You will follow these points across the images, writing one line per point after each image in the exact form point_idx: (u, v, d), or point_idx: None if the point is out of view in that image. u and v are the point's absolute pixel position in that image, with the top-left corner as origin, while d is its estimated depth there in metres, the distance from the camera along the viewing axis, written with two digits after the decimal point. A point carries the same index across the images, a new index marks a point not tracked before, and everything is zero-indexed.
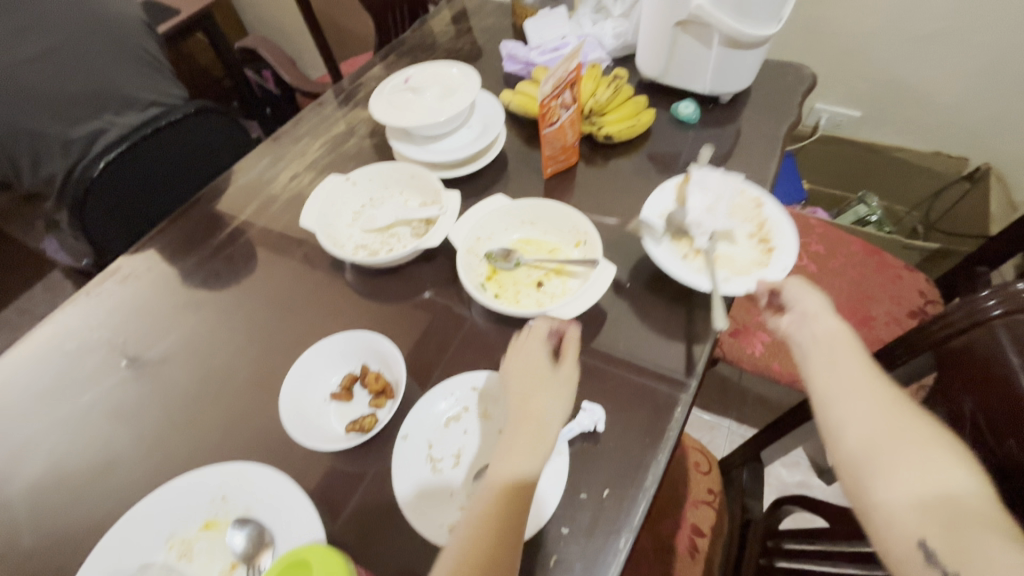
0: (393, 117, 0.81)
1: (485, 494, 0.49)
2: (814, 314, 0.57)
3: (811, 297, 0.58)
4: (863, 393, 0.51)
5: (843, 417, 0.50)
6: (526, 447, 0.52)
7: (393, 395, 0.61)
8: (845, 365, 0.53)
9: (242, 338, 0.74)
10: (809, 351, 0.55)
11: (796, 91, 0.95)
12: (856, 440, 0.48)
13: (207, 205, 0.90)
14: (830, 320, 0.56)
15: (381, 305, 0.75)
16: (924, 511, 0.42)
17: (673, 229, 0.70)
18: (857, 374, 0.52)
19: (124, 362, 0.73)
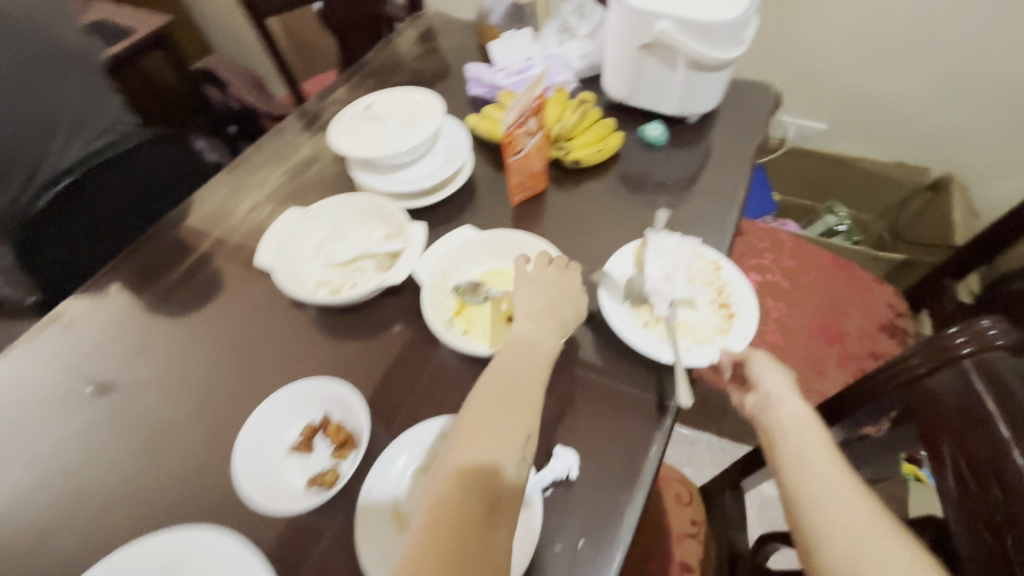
0: (354, 147, 0.78)
1: (459, 475, 0.48)
2: (778, 395, 0.58)
3: (776, 377, 0.59)
4: (842, 490, 0.47)
5: (820, 518, 0.46)
6: (510, 415, 0.53)
7: (356, 446, 0.59)
8: (819, 460, 0.50)
9: (197, 384, 0.70)
10: (779, 428, 0.55)
11: (762, 110, 0.95)
12: (837, 544, 0.44)
13: (161, 241, 0.85)
14: (798, 406, 0.56)
15: (345, 344, 0.71)
16: None
17: (633, 297, 0.68)
18: (833, 471, 0.49)
19: (90, 389, 0.71)
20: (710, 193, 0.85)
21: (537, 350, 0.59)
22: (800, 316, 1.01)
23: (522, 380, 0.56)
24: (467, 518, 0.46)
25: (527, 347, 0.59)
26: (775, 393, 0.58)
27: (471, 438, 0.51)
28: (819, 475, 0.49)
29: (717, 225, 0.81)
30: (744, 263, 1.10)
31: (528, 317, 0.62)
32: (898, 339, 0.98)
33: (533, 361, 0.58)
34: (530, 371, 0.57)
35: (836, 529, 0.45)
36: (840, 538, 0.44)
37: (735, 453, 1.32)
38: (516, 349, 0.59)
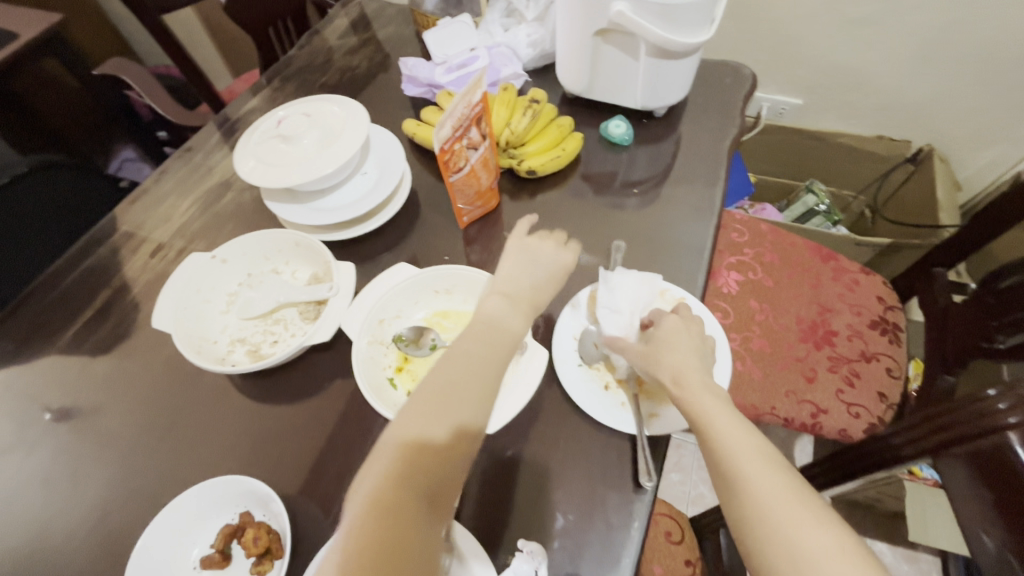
0: (263, 175, 0.65)
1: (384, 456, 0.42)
2: (686, 388, 0.49)
3: (673, 355, 0.52)
4: (803, 538, 0.40)
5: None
6: (472, 403, 0.46)
7: (281, 555, 0.49)
8: (762, 501, 0.42)
9: (91, 482, 0.58)
10: (712, 452, 0.46)
11: (737, 95, 0.85)
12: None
13: (43, 299, 0.72)
14: (698, 387, 0.49)
15: (267, 417, 0.60)
16: None
17: (591, 356, 0.60)
18: (794, 510, 0.41)
19: (48, 420, 0.63)
20: (685, 196, 0.75)
21: (502, 336, 0.51)
22: (786, 318, 0.94)
23: (468, 381, 0.47)
24: (396, 513, 0.40)
25: (499, 328, 0.51)
26: (701, 415, 0.47)
27: (416, 411, 0.45)
28: (768, 525, 0.41)
29: (695, 235, 0.70)
30: (723, 261, 1.02)
31: (501, 296, 0.54)
32: (890, 336, 0.92)
33: (498, 348, 0.50)
34: (475, 366, 0.48)
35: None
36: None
37: None
38: (481, 329, 0.51)
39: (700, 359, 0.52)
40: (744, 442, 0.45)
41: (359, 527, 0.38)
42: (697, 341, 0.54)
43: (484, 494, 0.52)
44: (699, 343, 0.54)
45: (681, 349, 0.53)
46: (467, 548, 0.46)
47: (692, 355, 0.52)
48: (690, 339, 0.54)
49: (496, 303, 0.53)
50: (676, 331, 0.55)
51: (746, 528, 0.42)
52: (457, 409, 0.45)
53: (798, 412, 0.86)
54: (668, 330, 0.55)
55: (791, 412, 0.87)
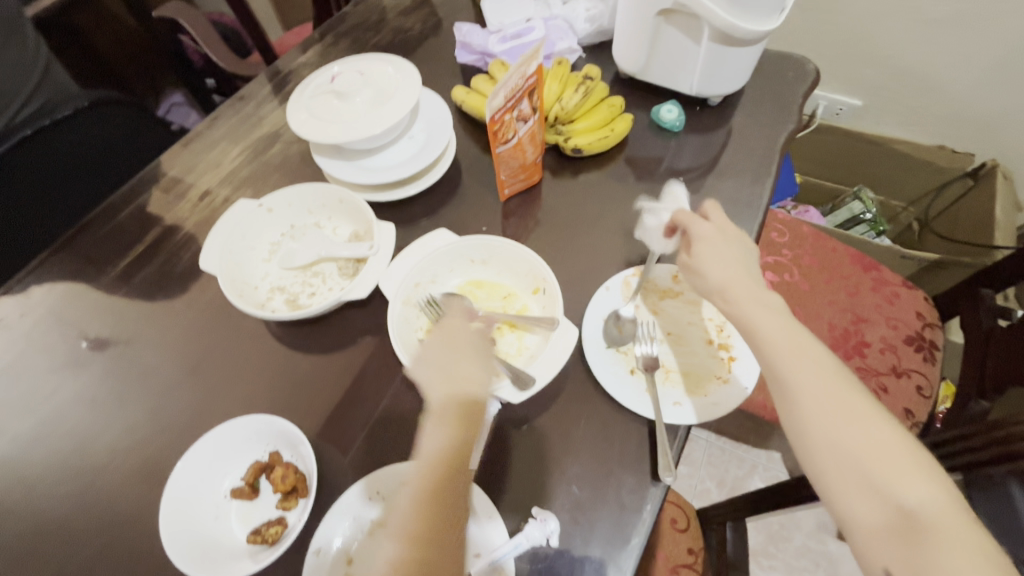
0: (314, 128, 0.66)
1: (436, 427, 0.49)
2: (740, 301, 0.51)
3: (722, 267, 0.53)
4: (866, 431, 0.43)
5: (831, 480, 0.43)
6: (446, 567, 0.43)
7: (306, 494, 0.51)
8: (822, 401, 0.45)
9: (134, 408, 0.62)
10: (771, 361, 0.48)
11: (798, 89, 0.82)
12: (871, 508, 0.41)
13: (98, 230, 0.75)
14: (754, 296, 0.52)
15: (299, 363, 0.62)
16: (860, 488, 0.42)
17: (620, 340, 0.60)
18: (857, 407, 0.45)
19: (96, 345, 0.67)
20: (731, 188, 0.73)
21: (460, 471, 0.47)
22: (819, 324, 0.92)
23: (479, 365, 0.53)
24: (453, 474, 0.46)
25: (456, 465, 0.47)
26: (763, 332, 0.49)
27: (458, 385, 0.51)
28: (830, 424, 0.44)
29: (737, 228, 0.69)
30: (760, 260, 1.00)
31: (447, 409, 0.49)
32: (925, 353, 0.89)
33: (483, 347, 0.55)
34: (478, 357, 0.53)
35: (851, 493, 0.42)
36: (870, 502, 0.41)
37: (733, 452, 1.26)
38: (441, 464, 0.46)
39: (743, 261, 0.54)
40: (811, 352, 0.48)
41: (428, 483, 0.46)
42: (741, 244, 0.56)
43: (500, 461, 0.53)
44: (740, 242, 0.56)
45: (731, 258, 0.54)
46: (478, 505, 0.49)
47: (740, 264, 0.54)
48: (734, 240, 0.56)
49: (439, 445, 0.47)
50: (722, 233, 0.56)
51: (803, 438, 0.45)
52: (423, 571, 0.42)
53: None
54: (710, 230, 0.56)
55: None
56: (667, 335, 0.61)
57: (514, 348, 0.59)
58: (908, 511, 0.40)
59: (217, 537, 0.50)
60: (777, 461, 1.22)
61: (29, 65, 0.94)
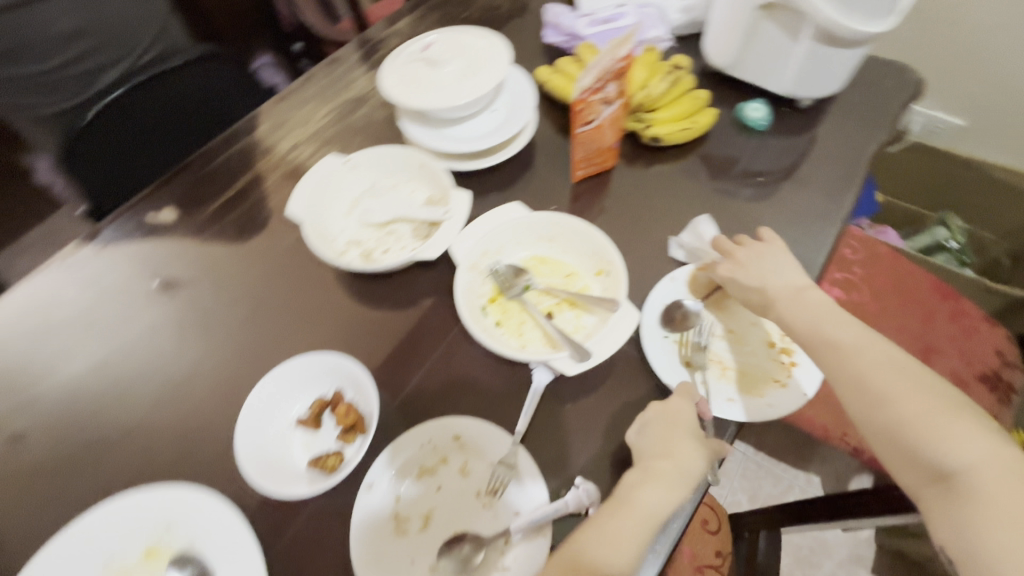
0: (405, 93, 0.69)
1: (641, 481, 0.49)
2: (783, 293, 0.57)
3: (770, 266, 0.59)
4: (902, 406, 0.48)
5: (881, 451, 0.49)
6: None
7: (364, 432, 0.54)
8: (858, 381, 0.50)
9: (218, 336, 0.67)
10: (817, 342, 0.53)
11: (897, 99, 0.78)
12: (911, 472, 0.46)
13: (197, 170, 0.80)
14: (798, 288, 0.57)
15: (366, 314, 0.66)
16: (901, 453, 0.47)
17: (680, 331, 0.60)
18: (895, 383, 0.49)
19: (193, 271, 0.72)
20: (810, 196, 0.71)
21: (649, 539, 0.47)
22: None
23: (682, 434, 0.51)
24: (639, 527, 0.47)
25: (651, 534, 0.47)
26: (803, 316, 0.55)
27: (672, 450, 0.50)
28: (867, 402, 0.50)
29: (813, 237, 0.67)
30: (828, 274, 0.96)
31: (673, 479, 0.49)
32: (999, 394, 0.84)
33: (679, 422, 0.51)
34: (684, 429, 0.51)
35: (896, 459, 0.47)
36: (910, 467, 0.46)
37: (770, 470, 1.22)
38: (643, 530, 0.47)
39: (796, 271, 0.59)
40: (852, 336, 0.53)
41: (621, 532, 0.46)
42: (781, 256, 0.60)
43: (548, 429, 0.55)
44: (785, 251, 0.60)
45: (783, 261, 0.59)
46: (524, 469, 0.51)
47: (785, 270, 0.59)
48: (777, 248, 0.61)
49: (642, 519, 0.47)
50: (759, 249, 0.61)
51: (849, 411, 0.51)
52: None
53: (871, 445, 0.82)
54: (749, 248, 0.61)
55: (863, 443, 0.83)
56: (726, 333, 0.61)
57: (571, 325, 0.60)
58: (944, 472, 0.44)
59: (280, 462, 0.54)
60: (816, 486, 1.19)
61: (149, 17, 1.00)
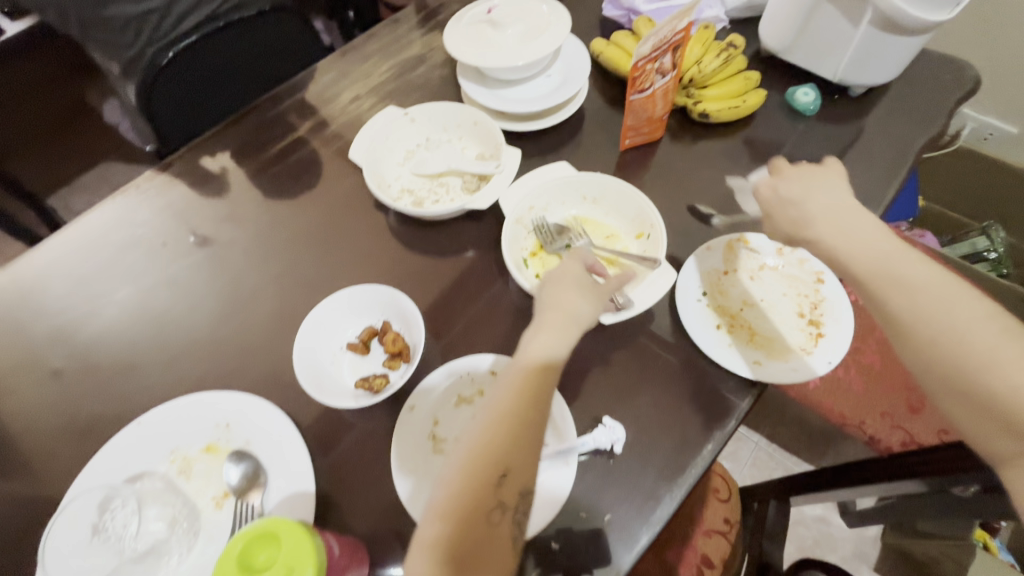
0: (469, 52, 0.72)
1: (519, 370, 0.49)
2: (841, 230, 0.53)
3: (826, 201, 0.56)
4: (1004, 376, 0.43)
5: (960, 414, 0.45)
6: (524, 441, 0.46)
7: (409, 359, 0.59)
8: (951, 344, 0.46)
9: (275, 265, 0.71)
10: (889, 285, 0.49)
11: (951, 95, 0.78)
12: (1006, 439, 0.42)
13: (264, 113, 0.84)
14: (861, 226, 0.53)
15: (415, 258, 0.70)
16: (996, 416, 0.43)
17: (713, 297, 0.63)
18: (994, 345, 0.44)
19: (255, 203, 0.77)
20: (854, 182, 0.72)
21: (552, 367, 0.50)
22: None
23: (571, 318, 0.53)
24: (525, 418, 0.47)
25: (547, 367, 0.49)
26: (871, 257, 0.51)
27: (542, 335, 0.51)
28: (957, 369, 0.45)
29: None
30: None
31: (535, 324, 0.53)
32: None
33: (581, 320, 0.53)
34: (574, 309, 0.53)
35: (988, 422, 0.43)
36: (1004, 433, 0.42)
37: (782, 462, 1.22)
38: (531, 363, 0.49)
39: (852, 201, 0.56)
40: (933, 285, 0.49)
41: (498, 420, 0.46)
42: (831, 183, 0.58)
43: (578, 373, 0.59)
44: (841, 185, 0.58)
45: (838, 197, 0.56)
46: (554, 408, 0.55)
47: (849, 210, 0.55)
48: (833, 184, 0.58)
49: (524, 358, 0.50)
50: (812, 174, 0.59)
51: (930, 367, 0.46)
52: (493, 456, 0.45)
53: (888, 435, 0.83)
54: (801, 168, 0.60)
55: (880, 433, 0.84)
56: (757, 302, 0.63)
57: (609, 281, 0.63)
58: None
59: (330, 380, 0.59)
60: None
61: None
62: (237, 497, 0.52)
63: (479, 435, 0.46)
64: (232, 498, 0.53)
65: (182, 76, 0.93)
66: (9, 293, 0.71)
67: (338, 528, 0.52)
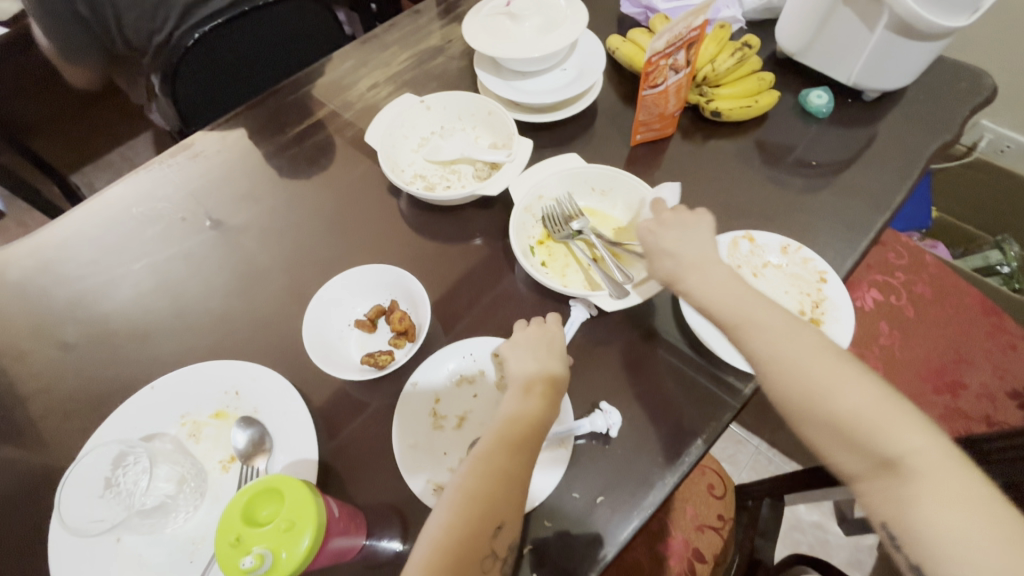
0: (487, 42, 0.74)
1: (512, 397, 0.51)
2: (699, 266, 0.55)
3: (688, 243, 0.57)
4: (839, 395, 0.44)
5: (812, 437, 0.45)
6: (510, 494, 0.46)
7: (414, 338, 0.60)
8: (794, 369, 0.46)
9: (289, 243, 0.73)
10: (745, 322, 0.50)
11: (967, 103, 0.78)
12: (856, 459, 0.43)
13: (285, 96, 0.86)
14: (709, 264, 0.55)
15: (425, 242, 0.72)
16: (838, 438, 0.44)
17: None
18: (825, 366, 0.46)
19: (272, 183, 0.79)
20: (862, 185, 0.72)
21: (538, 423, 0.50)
22: (913, 352, 0.89)
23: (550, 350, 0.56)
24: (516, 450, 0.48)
25: (536, 422, 0.50)
26: (721, 297, 0.52)
27: (532, 365, 0.54)
28: (800, 396, 0.46)
29: (859, 224, 0.69)
30: (867, 276, 0.97)
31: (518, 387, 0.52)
32: None
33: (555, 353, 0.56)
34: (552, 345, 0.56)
35: (833, 445, 0.44)
36: (848, 454, 0.43)
37: (780, 466, 1.22)
38: (517, 421, 0.49)
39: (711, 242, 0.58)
40: (774, 315, 0.50)
41: (489, 452, 0.47)
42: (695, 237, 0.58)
43: (579, 359, 0.61)
44: (709, 225, 0.59)
45: (697, 235, 0.58)
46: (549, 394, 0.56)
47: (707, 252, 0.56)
48: (703, 220, 0.60)
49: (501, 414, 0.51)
50: (686, 217, 0.60)
51: (778, 397, 0.47)
52: (482, 507, 0.45)
53: None
54: (676, 216, 0.60)
55: None
56: None
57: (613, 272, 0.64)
58: (891, 458, 0.41)
59: (337, 355, 0.60)
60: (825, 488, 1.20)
61: None
62: (243, 462, 0.54)
63: (470, 485, 0.46)
64: (238, 462, 0.55)
65: (207, 57, 0.95)
66: (34, 262, 0.74)
67: (340, 495, 0.53)
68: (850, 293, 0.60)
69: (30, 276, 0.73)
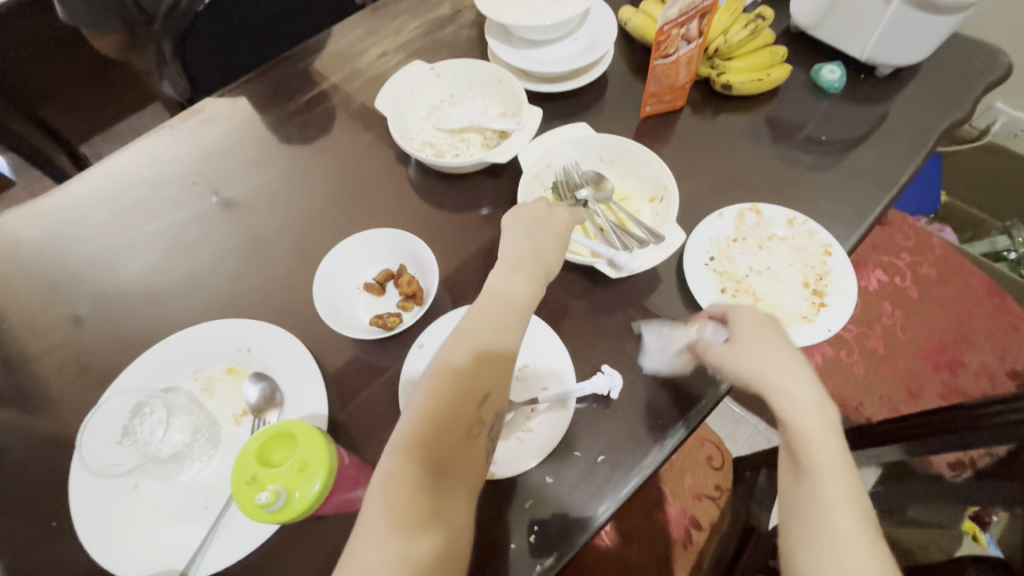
0: (499, 10, 0.73)
1: (459, 366, 0.48)
2: (784, 376, 0.50)
3: (771, 354, 0.51)
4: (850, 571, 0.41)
5: None
6: (444, 504, 0.42)
7: (422, 302, 0.62)
8: (826, 526, 0.43)
9: (299, 208, 0.74)
10: (805, 453, 0.46)
11: (981, 80, 0.77)
12: None
13: (294, 64, 0.86)
14: (801, 377, 0.50)
15: (433, 210, 0.73)
16: None
17: (719, 262, 0.64)
18: (854, 542, 0.42)
19: (281, 149, 0.79)
20: (867, 164, 0.72)
21: (445, 459, 0.44)
22: (915, 331, 0.89)
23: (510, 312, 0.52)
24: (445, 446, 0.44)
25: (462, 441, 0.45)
26: (790, 413, 0.48)
27: (490, 327, 0.51)
28: (820, 556, 0.42)
29: (864, 200, 0.69)
30: (873, 256, 0.97)
31: (451, 363, 0.48)
32: None
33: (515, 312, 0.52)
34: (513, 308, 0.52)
35: None
36: None
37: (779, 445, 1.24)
38: (429, 449, 0.44)
39: (790, 365, 0.50)
40: (834, 464, 0.45)
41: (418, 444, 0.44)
42: (784, 341, 0.53)
43: (584, 327, 0.62)
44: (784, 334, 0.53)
45: (783, 351, 0.51)
46: (547, 358, 0.58)
47: (789, 367, 0.50)
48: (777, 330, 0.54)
49: (404, 442, 0.44)
50: (766, 329, 0.53)
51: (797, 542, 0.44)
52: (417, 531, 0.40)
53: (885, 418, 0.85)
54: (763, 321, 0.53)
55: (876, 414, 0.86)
56: (764, 270, 0.64)
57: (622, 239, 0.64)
58: None
59: (346, 317, 0.62)
60: None
61: None
62: (255, 416, 0.56)
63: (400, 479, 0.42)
64: (250, 416, 0.57)
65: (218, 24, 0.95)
66: (51, 222, 0.75)
67: (349, 448, 0.55)
68: (853, 265, 0.61)
69: (46, 235, 0.74)
